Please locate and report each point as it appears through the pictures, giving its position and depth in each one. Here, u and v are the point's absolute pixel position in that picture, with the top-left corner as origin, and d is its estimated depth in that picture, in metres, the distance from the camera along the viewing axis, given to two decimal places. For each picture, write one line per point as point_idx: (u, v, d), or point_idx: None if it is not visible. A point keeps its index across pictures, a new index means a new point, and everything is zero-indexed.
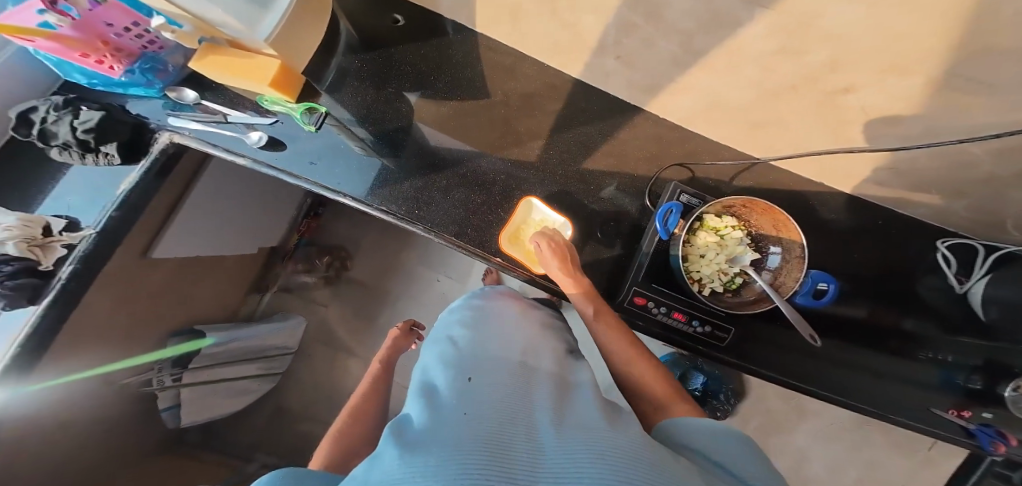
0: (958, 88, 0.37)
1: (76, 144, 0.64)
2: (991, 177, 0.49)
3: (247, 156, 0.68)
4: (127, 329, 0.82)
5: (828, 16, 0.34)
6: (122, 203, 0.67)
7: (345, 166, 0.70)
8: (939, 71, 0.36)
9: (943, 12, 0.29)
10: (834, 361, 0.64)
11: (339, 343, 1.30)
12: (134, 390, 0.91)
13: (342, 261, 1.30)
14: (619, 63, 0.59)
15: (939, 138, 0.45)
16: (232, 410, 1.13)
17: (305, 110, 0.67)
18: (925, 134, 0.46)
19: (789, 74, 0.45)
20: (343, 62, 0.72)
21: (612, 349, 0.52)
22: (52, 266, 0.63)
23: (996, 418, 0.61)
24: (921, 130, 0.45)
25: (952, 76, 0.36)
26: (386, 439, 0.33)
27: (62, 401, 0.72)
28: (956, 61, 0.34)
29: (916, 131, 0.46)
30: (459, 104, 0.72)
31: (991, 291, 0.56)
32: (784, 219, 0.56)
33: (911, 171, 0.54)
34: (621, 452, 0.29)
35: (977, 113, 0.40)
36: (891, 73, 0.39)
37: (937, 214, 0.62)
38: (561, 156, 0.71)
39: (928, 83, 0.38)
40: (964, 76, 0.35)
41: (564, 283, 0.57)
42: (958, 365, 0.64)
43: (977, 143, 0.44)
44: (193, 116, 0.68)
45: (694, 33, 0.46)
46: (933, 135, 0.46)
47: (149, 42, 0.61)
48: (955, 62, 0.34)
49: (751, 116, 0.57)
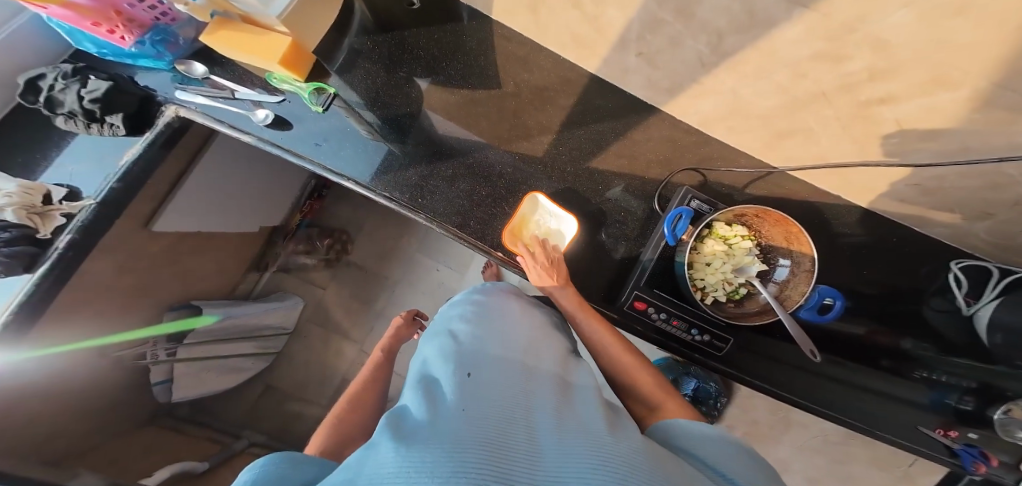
0: (1002, 103, 0.36)
1: (82, 113, 0.62)
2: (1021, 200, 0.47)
3: (252, 134, 0.67)
4: (123, 299, 0.82)
5: (877, 20, 0.34)
6: (125, 174, 0.65)
7: (351, 148, 0.68)
8: (988, 84, 0.35)
9: (1004, 21, 0.28)
10: (830, 377, 0.64)
11: (334, 326, 1.29)
12: (131, 362, 0.92)
13: (342, 244, 1.29)
14: (641, 61, 0.58)
15: (974, 156, 0.44)
16: (225, 387, 1.13)
17: (314, 90, 0.66)
18: (959, 151, 0.45)
19: (822, 81, 0.45)
20: (355, 43, 0.71)
21: (610, 358, 0.54)
22: (51, 234, 0.62)
23: (982, 438, 0.60)
24: (957, 146, 0.44)
25: (1001, 89, 0.35)
26: (382, 430, 0.33)
27: (53, 368, 0.71)
28: (1008, 74, 0.33)
29: (951, 147, 0.45)
30: (470, 92, 0.71)
31: (999, 314, 0.55)
32: (797, 231, 0.55)
33: (937, 188, 0.53)
34: (622, 460, 0.29)
35: (1019, 130, 0.38)
36: (935, 86, 0.38)
37: (953, 235, 0.61)
38: (572, 153, 0.70)
39: (975, 97, 0.37)
40: (1012, 90, 0.34)
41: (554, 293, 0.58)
42: (951, 386, 0.63)
43: (1014, 163, 0.42)
44: (200, 91, 0.67)
45: (725, 33, 0.45)
46: (967, 153, 0.45)
47: (162, 14, 0.60)
48: (1007, 74, 0.33)
49: (775, 123, 0.56)
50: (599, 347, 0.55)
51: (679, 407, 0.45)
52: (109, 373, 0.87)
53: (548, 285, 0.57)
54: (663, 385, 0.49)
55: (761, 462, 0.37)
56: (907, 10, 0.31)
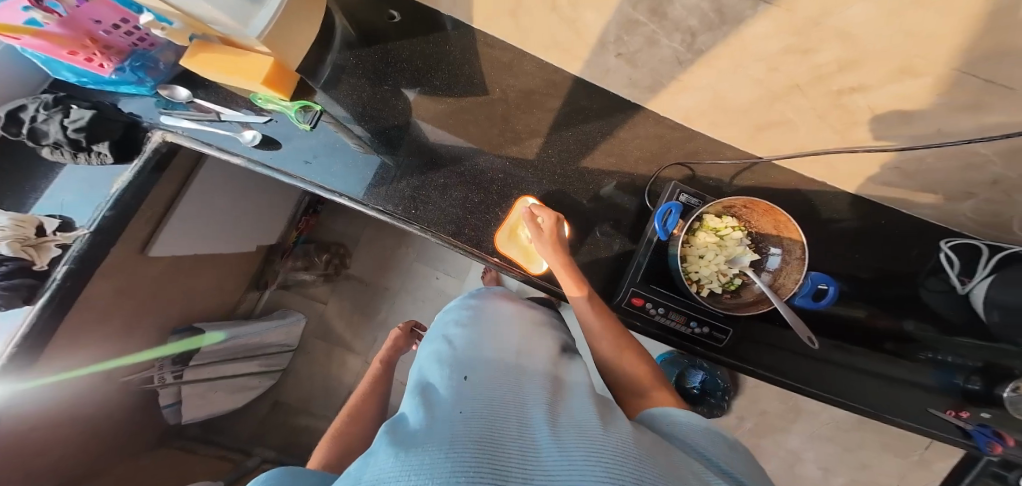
0: (967, 87, 0.36)
1: (68, 144, 0.63)
2: (998, 179, 0.48)
3: (241, 156, 0.67)
4: (125, 326, 0.82)
5: (838, 14, 0.34)
6: (116, 203, 0.66)
7: (342, 163, 0.69)
8: (949, 71, 0.35)
9: (958, 10, 0.29)
10: (831, 362, 0.63)
11: (338, 339, 1.30)
12: (137, 386, 0.92)
13: (341, 258, 1.29)
14: (621, 61, 0.58)
15: (947, 138, 0.45)
16: (232, 407, 1.14)
17: (300, 108, 0.67)
18: (934, 135, 0.45)
19: (796, 73, 0.44)
20: (338, 59, 0.71)
21: (601, 348, 0.53)
22: (47, 266, 0.62)
23: (994, 418, 0.59)
24: (929, 130, 0.45)
25: (964, 74, 0.35)
26: (381, 438, 0.33)
27: (59, 399, 0.72)
28: (969, 59, 0.33)
29: (926, 131, 0.45)
30: (458, 101, 0.71)
31: (995, 294, 0.54)
32: (785, 220, 0.55)
33: (916, 171, 0.53)
34: (615, 449, 0.29)
35: (985, 114, 0.39)
36: (901, 74, 0.38)
37: (940, 216, 0.61)
38: (561, 155, 0.70)
39: (938, 83, 0.38)
40: (975, 74, 0.34)
41: (560, 272, 0.57)
42: (958, 366, 0.63)
43: (984, 143, 0.43)
44: (184, 115, 0.68)
45: (698, 31, 0.45)
46: (942, 136, 0.45)
47: (139, 39, 0.60)
48: (968, 59, 0.33)
49: (755, 116, 0.56)
50: (587, 331, 0.54)
51: (663, 393, 0.45)
52: (116, 398, 0.87)
53: (555, 259, 0.57)
54: (654, 376, 0.49)
55: (752, 461, 0.37)
56: (864, 3, 0.32)
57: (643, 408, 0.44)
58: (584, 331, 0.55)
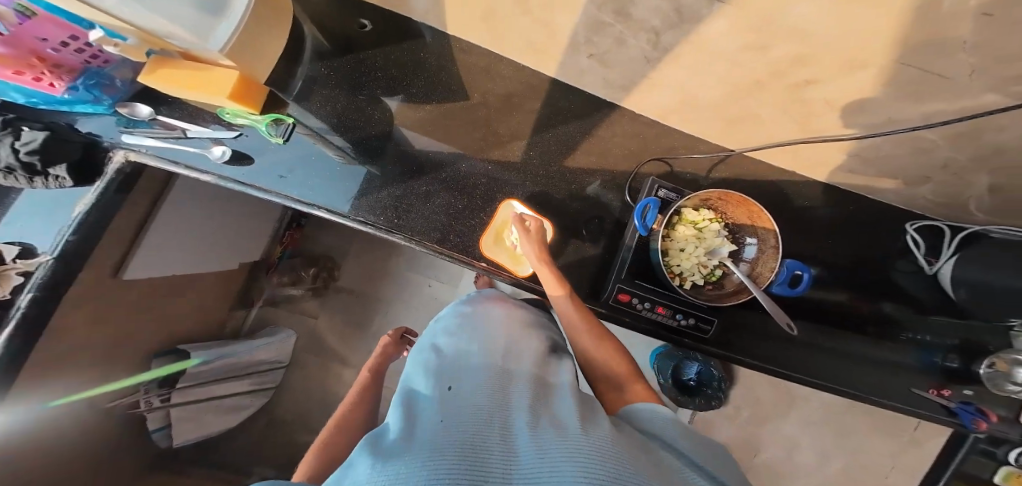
0: (909, 78, 0.38)
1: (22, 167, 0.61)
2: (951, 163, 0.50)
3: (212, 173, 0.66)
4: (104, 354, 0.80)
5: (783, 14, 0.35)
6: (78, 226, 0.64)
7: (317, 174, 0.68)
8: (892, 63, 0.36)
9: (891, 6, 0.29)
10: (814, 346, 0.64)
11: (330, 353, 1.28)
12: (122, 411, 0.90)
13: (329, 271, 1.28)
14: (593, 62, 0.59)
15: (896, 126, 0.46)
16: (224, 427, 1.12)
17: (271, 121, 0.66)
18: (885, 123, 0.46)
19: (754, 70, 0.45)
20: (310, 70, 0.71)
21: (585, 347, 0.52)
22: (10, 295, 0.60)
23: (976, 395, 0.61)
24: (880, 120, 0.46)
25: (904, 66, 0.36)
26: (361, 449, 0.32)
27: (41, 433, 0.70)
28: (911, 52, 0.34)
29: (877, 120, 0.46)
30: (438, 107, 0.71)
31: (960, 271, 0.56)
32: (758, 211, 0.56)
33: (877, 157, 0.54)
34: (596, 447, 0.28)
35: (929, 102, 0.40)
36: (849, 69, 0.39)
37: (903, 200, 0.63)
38: (542, 156, 0.70)
39: (881, 75, 0.39)
40: (916, 65, 0.36)
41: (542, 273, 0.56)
42: (936, 345, 0.64)
43: (931, 129, 0.45)
44: (148, 132, 0.66)
45: (661, 30, 0.45)
46: (892, 125, 0.46)
47: (92, 57, 0.59)
48: (909, 52, 0.34)
49: (725, 112, 0.57)
50: (570, 330, 0.54)
51: (643, 386, 0.46)
52: (99, 426, 0.84)
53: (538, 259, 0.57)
54: (637, 372, 0.49)
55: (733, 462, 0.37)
56: (804, 5, 0.32)
57: (624, 404, 0.44)
58: (567, 331, 0.55)
